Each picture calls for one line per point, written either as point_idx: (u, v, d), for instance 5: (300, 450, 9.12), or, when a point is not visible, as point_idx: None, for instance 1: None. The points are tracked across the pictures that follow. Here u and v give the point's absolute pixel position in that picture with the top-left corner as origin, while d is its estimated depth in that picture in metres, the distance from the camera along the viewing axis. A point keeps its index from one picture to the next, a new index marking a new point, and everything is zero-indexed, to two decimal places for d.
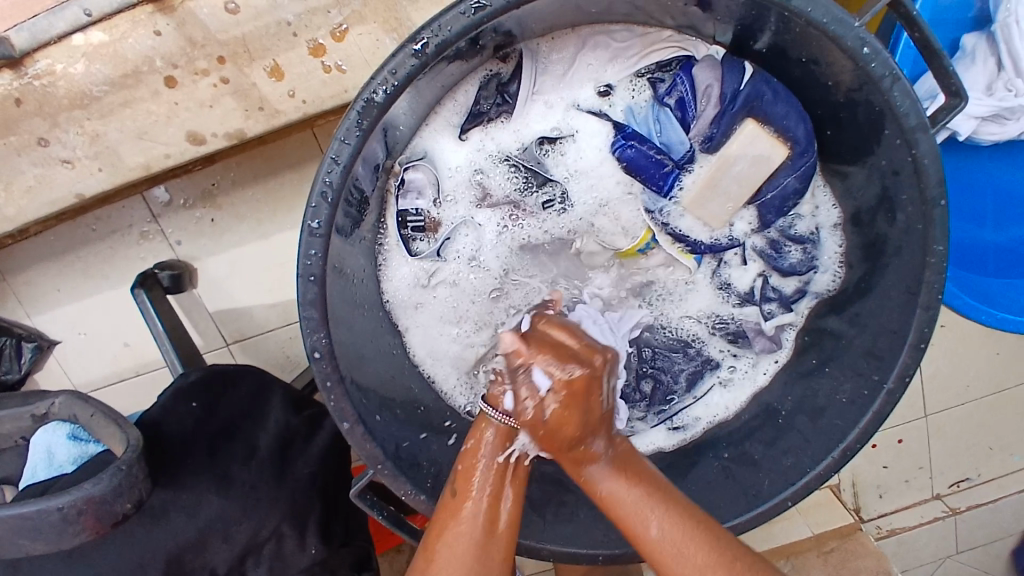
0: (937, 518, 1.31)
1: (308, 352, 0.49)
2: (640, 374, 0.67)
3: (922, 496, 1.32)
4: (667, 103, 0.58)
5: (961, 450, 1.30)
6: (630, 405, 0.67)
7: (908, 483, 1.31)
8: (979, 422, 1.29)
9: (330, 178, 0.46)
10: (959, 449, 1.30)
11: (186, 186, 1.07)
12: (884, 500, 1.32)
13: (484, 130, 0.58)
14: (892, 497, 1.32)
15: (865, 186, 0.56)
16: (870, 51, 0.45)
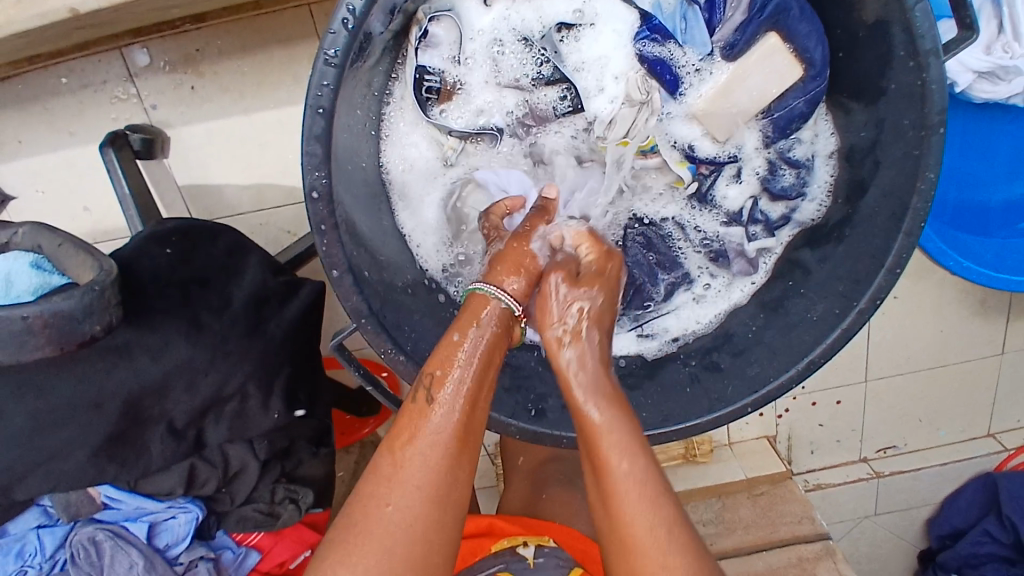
0: (861, 478, 1.44)
1: (306, 192, 0.48)
2: None
3: (849, 457, 1.45)
4: (696, 2, 0.58)
5: (892, 419, 1.42)
6: None
7: (839, 443, 1.43)
8: (912, 394, 1.39)
9: (354, 4, 0.44)
10: (890, 418, 1.42)
11: (170, 46, 1.02)
12: (815, 457, 1.45)
13: (512, 1, 0.57)
14: (823, 454, 1.45)
15: (868, 111, 0.57)
16: None
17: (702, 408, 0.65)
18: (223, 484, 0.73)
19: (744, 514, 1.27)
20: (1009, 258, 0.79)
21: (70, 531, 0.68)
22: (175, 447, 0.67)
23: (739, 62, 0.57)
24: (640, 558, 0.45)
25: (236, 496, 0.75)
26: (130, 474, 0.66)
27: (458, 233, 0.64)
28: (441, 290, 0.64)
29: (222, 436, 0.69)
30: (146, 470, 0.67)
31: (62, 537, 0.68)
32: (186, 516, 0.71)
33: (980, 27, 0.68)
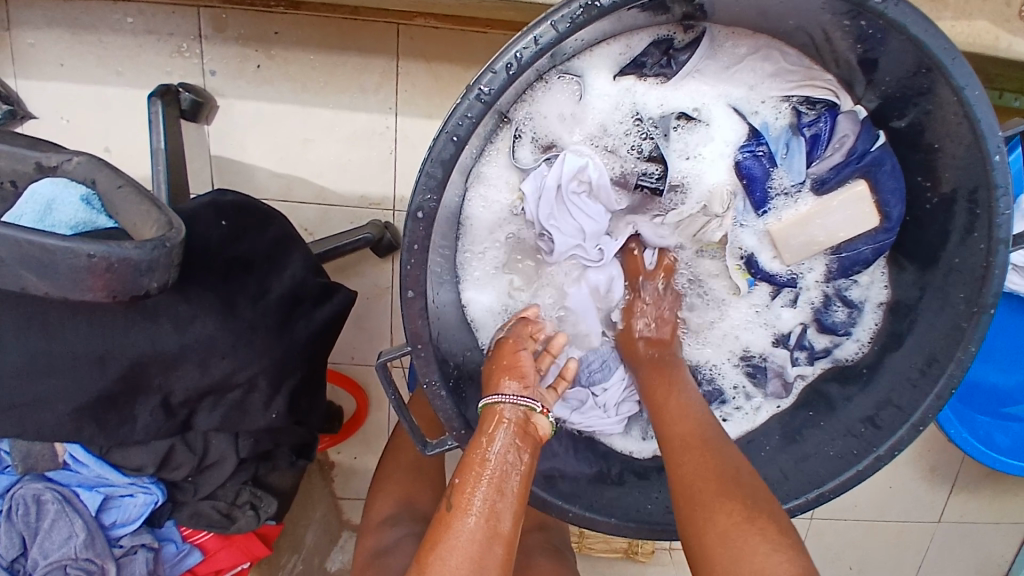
0: None
1: (411, 210, 0.48)
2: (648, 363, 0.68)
3: None
4: (803, 134, 0.59)
5: (825, 559, 1.45)
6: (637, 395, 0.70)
7: None
8: (850, 542, 1.43)
9: (522, 54, 0.45)
10: (823, 558, 1.45)
11: (249, 21, 1.01)
12: None
13: (636, 82, 0.57)
14: None
15: (920, 277, 0.61)
16: (999, 160, 0.49)
17: None
18: (192, 473, 0.68)
19: None
20: (1000, 436, 0.86)
21: (16, 483, 0.62)
22: (162, 424, 0.62)
23: (826, 197, 0.59)
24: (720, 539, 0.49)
25: (201, 488, 0.70)
26: (105, 440, 0.61)
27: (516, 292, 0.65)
28: (475, 328, 0.65)
29: (213, 423, 0.65)
30: (123, 440, 0.62)
31: (5, 487, 0.62)
32: (145, 498, 0.66)
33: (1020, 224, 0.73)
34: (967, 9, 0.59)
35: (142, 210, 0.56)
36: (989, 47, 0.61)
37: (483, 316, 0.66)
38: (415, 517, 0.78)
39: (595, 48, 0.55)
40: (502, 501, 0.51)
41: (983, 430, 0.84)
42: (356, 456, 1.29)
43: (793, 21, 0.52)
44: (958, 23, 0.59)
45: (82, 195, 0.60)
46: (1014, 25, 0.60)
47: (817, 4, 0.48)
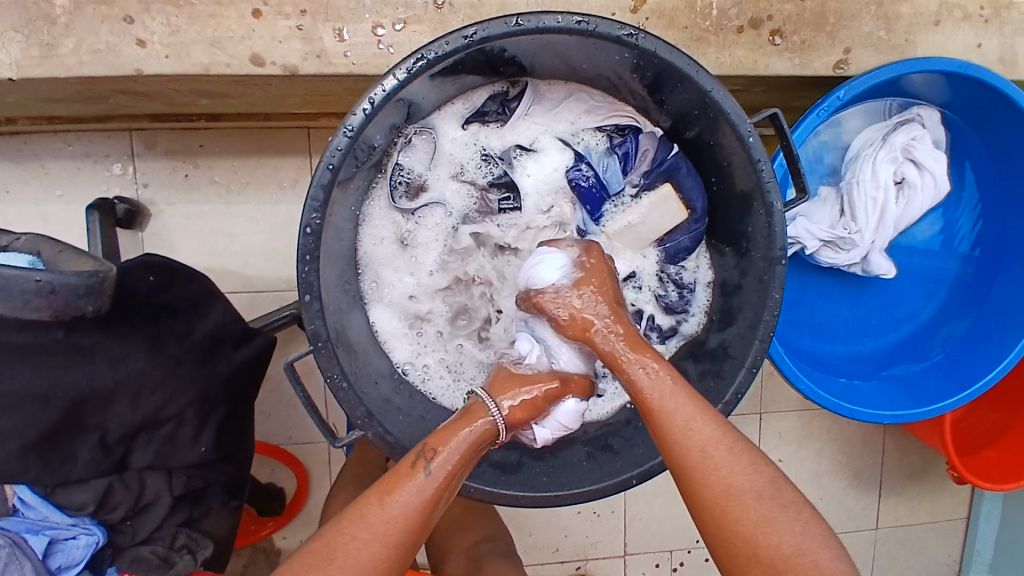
0: None
1: (302, 227, 0.60)
2: None
3: None
4: (615, 152, 0.76)
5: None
6: None
7: None
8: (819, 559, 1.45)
9: (374, 100, 0.60)
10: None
11: (176, 137, 1.17)
12: None
13: (481, 127, 0.74)
14: None
15: (729, 248, 0.74)
16: (753, 141, 0.64)
17: (593, 477, 0.72)
18: (130, 514, 0.73)
19: None
20: (872, 398, 0.88)
21: None
22: (100, 461, 0.69)
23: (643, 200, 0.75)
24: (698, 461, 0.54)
25: (139, 532, 0.75)
26: (49, 479, 0.67)
27: (414, 315, 0.76)
28: (383, 351, 0.75)
29: (148, 457, 0.72)
30: (65, 478, 0.68)
31: None
32: (87, 540, 0.71)
33: (826, 209, 0.86)
34: (725, 43, 0.75)
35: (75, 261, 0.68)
36: (750, 69, 0.77)
37: (387, 341, 0.75)
38: None
39: (445, 106, 0.72)
40: (671, 446, 0.55)
41: (844, 392, 0.87)
42: (301, 539, 1.29)
43: (589, 66, 0.69)
44: (721, 54, 0.75)
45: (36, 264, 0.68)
46: (767, 50, 0.76)
47: (593, 48, 0.65)
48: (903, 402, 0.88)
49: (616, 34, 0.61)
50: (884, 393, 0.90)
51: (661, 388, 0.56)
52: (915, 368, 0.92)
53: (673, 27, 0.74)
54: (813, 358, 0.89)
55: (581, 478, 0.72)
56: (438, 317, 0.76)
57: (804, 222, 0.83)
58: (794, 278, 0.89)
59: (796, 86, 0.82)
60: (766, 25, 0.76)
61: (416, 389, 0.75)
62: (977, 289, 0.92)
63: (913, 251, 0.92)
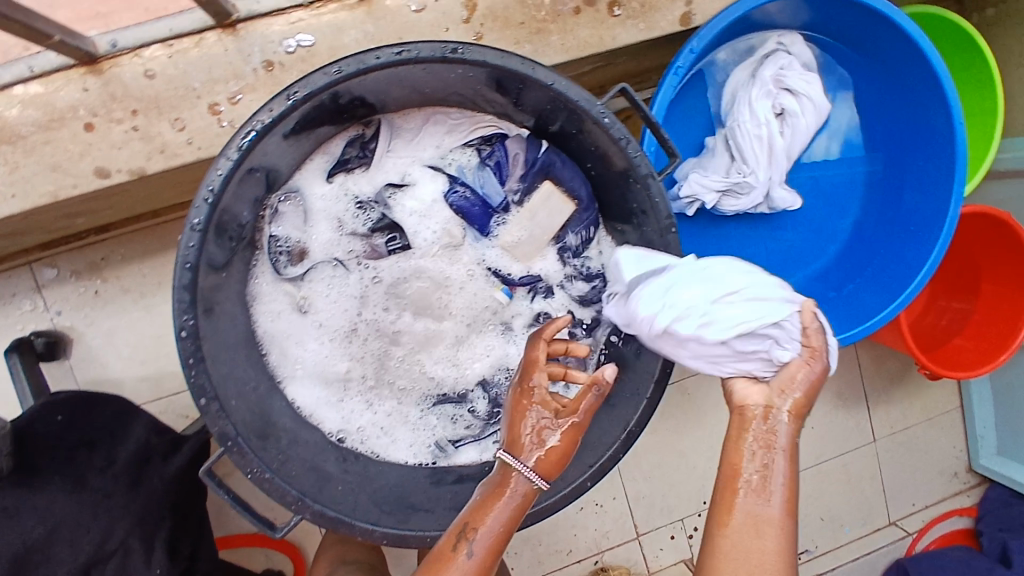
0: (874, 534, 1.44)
1: (176, 331, 0.59)
2: (465, 395, 0.76)
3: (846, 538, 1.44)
4: (487, 164, 0.75)
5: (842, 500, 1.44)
6: (469, 426, 0.76)
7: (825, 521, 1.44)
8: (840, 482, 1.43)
9: (214, 187, 0.58)
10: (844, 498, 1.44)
11: (75, 257, 1.14)
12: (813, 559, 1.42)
13: (347, 176, 0.73)
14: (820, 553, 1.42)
15: (625, 225, 0.72)
16: (608, 122, 0.63)
17: None
18: None
19: None
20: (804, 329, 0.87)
21: None
22: None
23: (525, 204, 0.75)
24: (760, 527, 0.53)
25: None
26: None
27: (334, 380, 0.74)
28: (311, 425, 0.72)
29: None
30: None
31: None
32: None
33: (718, 158, 0.85)
34: (566, 28, 0.74)
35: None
36: (598, 47, 0.75)
37: (313, 411, 0.73)
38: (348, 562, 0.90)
39: (304, 165, 0.71)
40: (740, 548, 0.53)
41: None
42: None
43: (432, 88, 0.68)
44: (565, 39, 0.74)
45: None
46: (610, 23, 0.75)
47: (425, 72, 0.63)
48: (845, 324, 0.87)
49: (441, 54, 0.60)
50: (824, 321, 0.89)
51: (778, 519, 0.54)
52: (850, 287, 0.91)
53: (509, 27, 0.72)
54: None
55: None
56: (359, 374, 0.74)
57: (696, 178, 0.82)
58: (698, 232, 0.89)
59: (651, 49, 0.81)
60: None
61: (359, 452, 0.73)
62: (886, 196, 0.91)
63: (808, 175, 0.93)
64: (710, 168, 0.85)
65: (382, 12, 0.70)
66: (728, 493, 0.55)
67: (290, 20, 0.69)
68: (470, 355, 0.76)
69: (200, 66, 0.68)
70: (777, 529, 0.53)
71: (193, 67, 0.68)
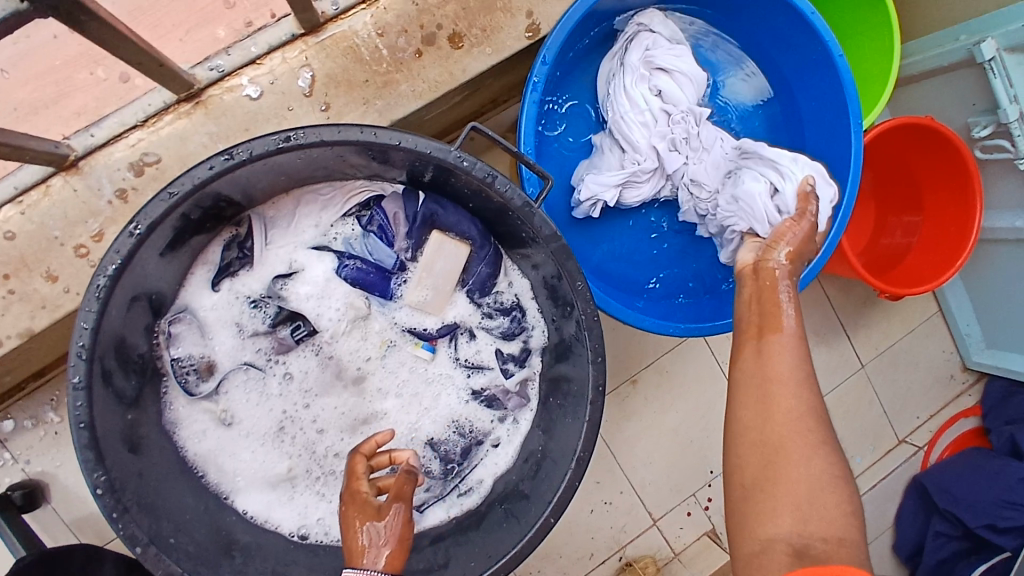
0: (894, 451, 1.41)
1: (92, 491, 0.57)
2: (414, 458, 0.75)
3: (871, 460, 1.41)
4: (370, 230, 0.74)
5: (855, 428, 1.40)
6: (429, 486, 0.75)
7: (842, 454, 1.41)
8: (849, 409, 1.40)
9: (84, 341, 0.56)
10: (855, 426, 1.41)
11: (27, 404, 1.08)
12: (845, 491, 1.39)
13: (233, 280, 0.72)
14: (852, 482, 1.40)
15: (524, 250, 0.71)
16: (468, 164, 0.62)
17: (518, 534, 0.68)
18: None
19: None
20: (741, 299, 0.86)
21: None
22: None
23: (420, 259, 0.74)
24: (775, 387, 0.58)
25: None
26: None
27: (278, 479, 0.72)
28: (267, 531, 0.70)
29: None
30: None
31: None
32: None
33: (609, 154, 0.84)
34: (413, 73, 0.72)
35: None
36: (452, 82, 0.73)
37: (268, 515, 0.71)
38: None
39: (185, 283, 0.71)
40: (764, 387, 0.58)
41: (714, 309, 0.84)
42: None
43: (290, 172, 0.67)
44: (414, 85, 0.72)
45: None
46: (455, 56, 0.73)
47: (271, 162, 0.62)
48: None
49: (276, 145, 0.58)
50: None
51: (796, 344, 0.60)
52: None
53: (354, 88, 0.71)
54: (662, 291, 0.89)
55: (505, 542, 0.68)
56: (302, 468, 0.73)
57: (591, 179, 0.81)
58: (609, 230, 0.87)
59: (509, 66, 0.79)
60: (441, 36, 0.72)
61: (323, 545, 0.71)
62: (789, 140, 0.91)
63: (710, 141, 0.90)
64: (603, 167, 0.83)
65: (221, 109, 0.69)
66: (769, 341, 0.61)
67: (131, 142, 0.68)
68: (406, 417, 0.75)
69: (56, 214, 0.68)
70: (788, 353, 0.59)
71: (50, 216, 0.67)
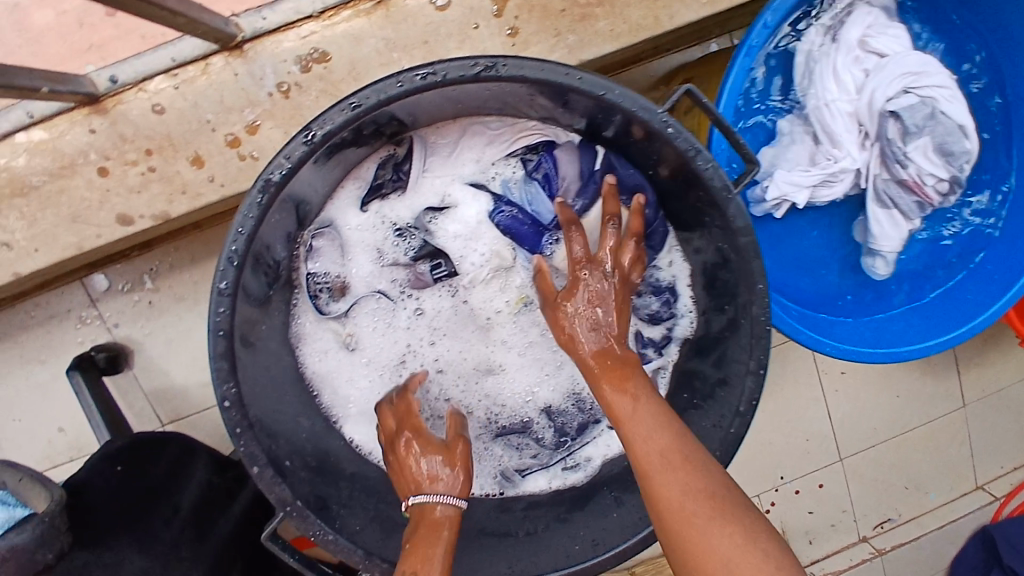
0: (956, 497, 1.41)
1: (219, 402, 0.55)
2: (527, 421, 0.72)
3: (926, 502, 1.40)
4: (535, 178, 0.68)
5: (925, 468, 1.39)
6: (537, 451, 0.72)
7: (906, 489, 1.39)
8: (920, 446, 1.38)
9: (236, 247, 0.53)
10: (929, 466, 1.39)
11: (126, 270, 1.05)
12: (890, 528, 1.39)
13: (382, 202, 0.67)
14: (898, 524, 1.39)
15: (699, 237, 0.66)
16: (673, 132, 0.55)
17: (628, 529, 0.65)
18: None
19: None
20: (899, 329, 0.79)
21: None
22: None
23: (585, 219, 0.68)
24: (659, 479, 0.51)
25: None
26: None
27: None
28: (374, 464, 0.69)
29: None
30: None
31: None
32: None
33: (798, 145, 0.74)
34: (616, 10, 0.64)
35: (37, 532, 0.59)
36: (654, 30, 0.65)
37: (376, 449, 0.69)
38: None
39: (335, 196, 0.66)
40: (647, 482, 0.52)
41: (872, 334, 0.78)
42: None
43: (468, 104, 0.61)
44: (613, 26, 0.64)
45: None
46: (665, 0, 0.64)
47: (455, 89, 0.56)
48: (947, 322, 0.78)
49: (471, 72, 0.51)
50: (910, 321, 0.80)
51: (643, 420, 0.55)
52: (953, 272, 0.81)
53: (549, 16, 0.63)
54: (815, 296, 0.78)
55: (616, 532, 0.66)
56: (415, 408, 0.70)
57: (784, 176, 0.71)
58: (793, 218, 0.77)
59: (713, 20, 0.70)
60: None
61: None
62: None
63: None
64: (790, 159, 0.73)
65: (402, 14, 0.62)
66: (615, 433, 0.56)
67: (302, 34, 0.62)
68: (527, 380, 0.72)
69: (212, 96, 0.63)
70: (648, 419, 0.55)
71: (205, 97, 0.63)
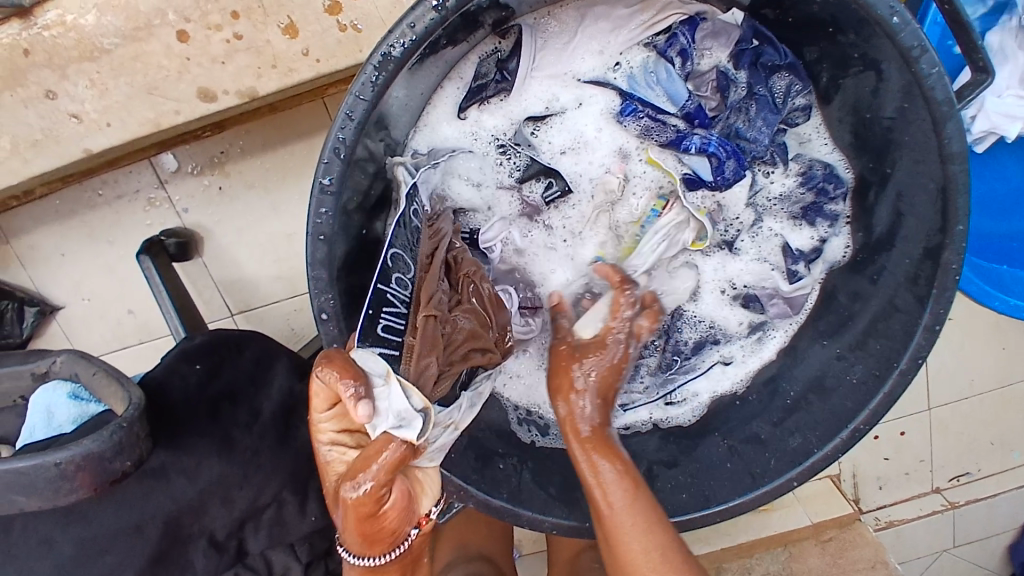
0: None
1: (316, 315, 0.49)
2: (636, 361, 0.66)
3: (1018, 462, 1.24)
4: (668, 56, 0.56)
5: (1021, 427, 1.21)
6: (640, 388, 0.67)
7: (994, 445, 1.22)
8: None
9: (344, 134, 0.44)
10: None
11: (195, 152, 0.97)
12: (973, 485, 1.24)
13: (482, 108, 0.56)
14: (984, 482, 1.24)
15: (878, 164, 0.55)
16: (899, 22, 0.43)
17: (743, 485, 0.61)
18: None
19: (814, 565, 1.13)
20: None
21: None
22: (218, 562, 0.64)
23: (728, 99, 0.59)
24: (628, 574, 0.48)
25: None
26: None
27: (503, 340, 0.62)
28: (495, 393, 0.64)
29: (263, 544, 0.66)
30: None
31: None
32: None
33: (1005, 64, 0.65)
34: None
35: (115, 439, 0.51)
36: None
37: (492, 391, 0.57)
38: (471, 556, 0.86)
39: (432, 97, 0.55)
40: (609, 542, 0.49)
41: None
42: None
43: None
44: None
45: (76, 422, 0.62)
46: None
47: None
48: None
49: None
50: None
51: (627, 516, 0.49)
52: None
53: None
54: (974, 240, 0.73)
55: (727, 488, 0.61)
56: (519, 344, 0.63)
57: (994, 107, 0.65)
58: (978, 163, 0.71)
59: None
60: None
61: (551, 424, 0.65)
62: None
63: None
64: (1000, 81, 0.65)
65: None
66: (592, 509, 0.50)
67: None
68: None
69: None
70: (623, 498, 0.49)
71: None
